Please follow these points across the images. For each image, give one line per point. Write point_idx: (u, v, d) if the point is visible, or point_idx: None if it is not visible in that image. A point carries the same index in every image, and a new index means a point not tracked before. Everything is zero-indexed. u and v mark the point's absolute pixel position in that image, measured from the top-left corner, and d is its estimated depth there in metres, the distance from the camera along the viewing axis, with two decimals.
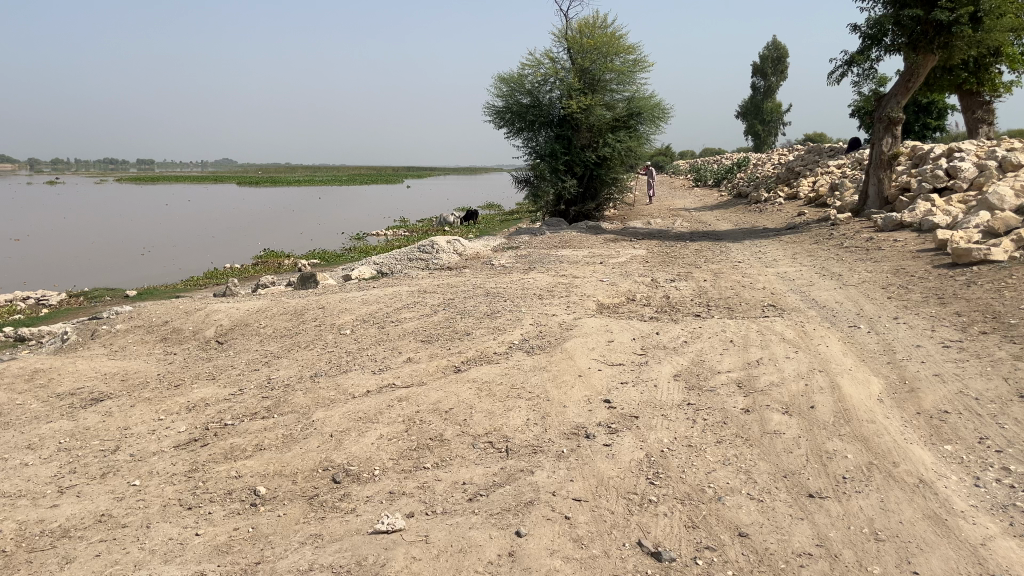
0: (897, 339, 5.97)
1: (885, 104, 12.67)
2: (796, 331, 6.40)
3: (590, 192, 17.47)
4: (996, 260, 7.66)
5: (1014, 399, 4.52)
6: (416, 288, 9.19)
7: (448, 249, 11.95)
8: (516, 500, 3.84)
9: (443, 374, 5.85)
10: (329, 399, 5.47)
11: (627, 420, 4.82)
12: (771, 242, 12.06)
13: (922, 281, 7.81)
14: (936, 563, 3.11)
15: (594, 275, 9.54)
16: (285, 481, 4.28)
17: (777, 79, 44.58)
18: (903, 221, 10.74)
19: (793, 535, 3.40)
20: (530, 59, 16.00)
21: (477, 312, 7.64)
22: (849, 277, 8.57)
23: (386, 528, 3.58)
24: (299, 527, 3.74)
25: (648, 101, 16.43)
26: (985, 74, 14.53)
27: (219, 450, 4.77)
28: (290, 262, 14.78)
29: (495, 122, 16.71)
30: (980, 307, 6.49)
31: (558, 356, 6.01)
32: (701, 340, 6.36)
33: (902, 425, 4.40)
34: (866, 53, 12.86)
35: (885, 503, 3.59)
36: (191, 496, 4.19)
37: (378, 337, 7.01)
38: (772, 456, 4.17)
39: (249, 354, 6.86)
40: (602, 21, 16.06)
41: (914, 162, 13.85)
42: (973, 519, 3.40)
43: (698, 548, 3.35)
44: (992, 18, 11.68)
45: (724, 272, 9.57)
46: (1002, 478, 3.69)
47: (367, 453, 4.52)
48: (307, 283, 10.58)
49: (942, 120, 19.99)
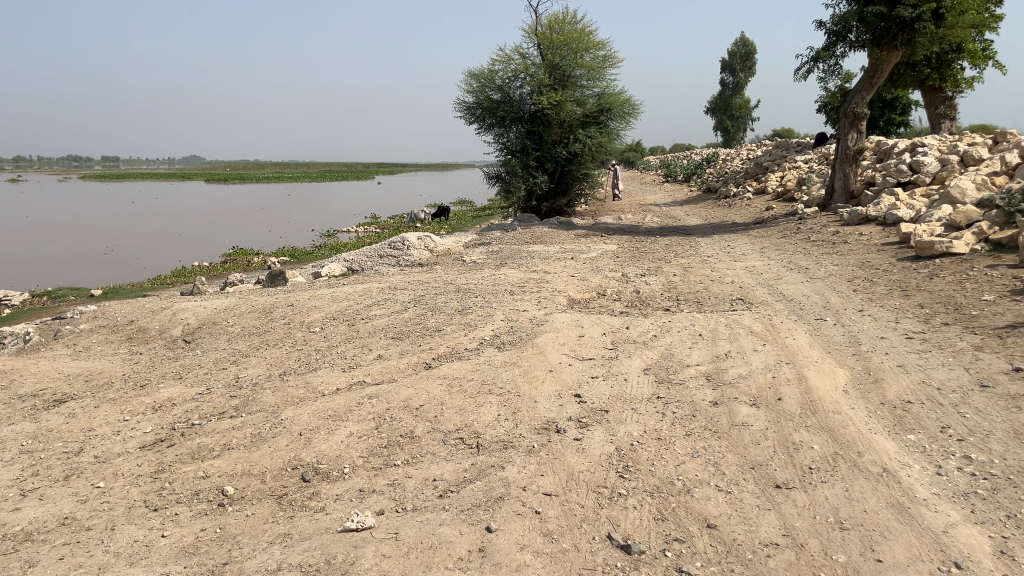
0: (862, 331, 6.06)
1: (851, 100, 12.82)
2: (763, 324, 6.47)
3: (562, 188, 17.52)
4: (958, 253, 7.79)
5: (975, 389, 4.61)
6: (386, 284, 9.14)
7: (419, 246, 11.90)
8: (487, 495, 3.84)
9: (414, 371, 5.83)
10: (298, 397, 5.42)
11: (597, 414, 4.84)
12: (739, 237, 12.17)
13: (887, 273, 7.93)
14: (900, 551, 3.16)
15: (566, 271, 9.57)
16: (254, 480, 4.25)
17: (746, 75, 44.98)
18: (868, 215, 10.90)
19: (760, 526, 3.44)
20: (500, 55, 15.97)
21: (448, 308, 7.62)
22: (817, 270, 8.69)
23: (356, 525, 3.57)
24: (268, 526, 3.71)
25: (618, 97, 16.53)
26: (947, 69, 14.79)
27: (186, 450, 4.71)
28: (260, 259, 14.64)
29: (466, 117, 16.64)
30: (943, 299, 6.60)
31: (529, 352, 6.04)
32: (670, 334, 6.41)
33: (867, 416, 4.47)
34: (831, 50, 13.01)
35: (850, 493, 3.64)
36: (157, 497, 4.13)
37: (348, 334, 6.96)
38: (741, 447, 4.22)
39: (217, 353, 6.78)
40: (572, 17, 16.09)
41: (879, 157, 14.09)
42: (935, 507, 3.46)
43: (667, 540, 3.38)
44: (954, 14, 11.82)
45: (694, 266, 9.66)
46: (963, 467, 3.76)
47: (336, 451, 4.50)
48: (276, 280, 10.48)
49: (906, 115, 20.34)
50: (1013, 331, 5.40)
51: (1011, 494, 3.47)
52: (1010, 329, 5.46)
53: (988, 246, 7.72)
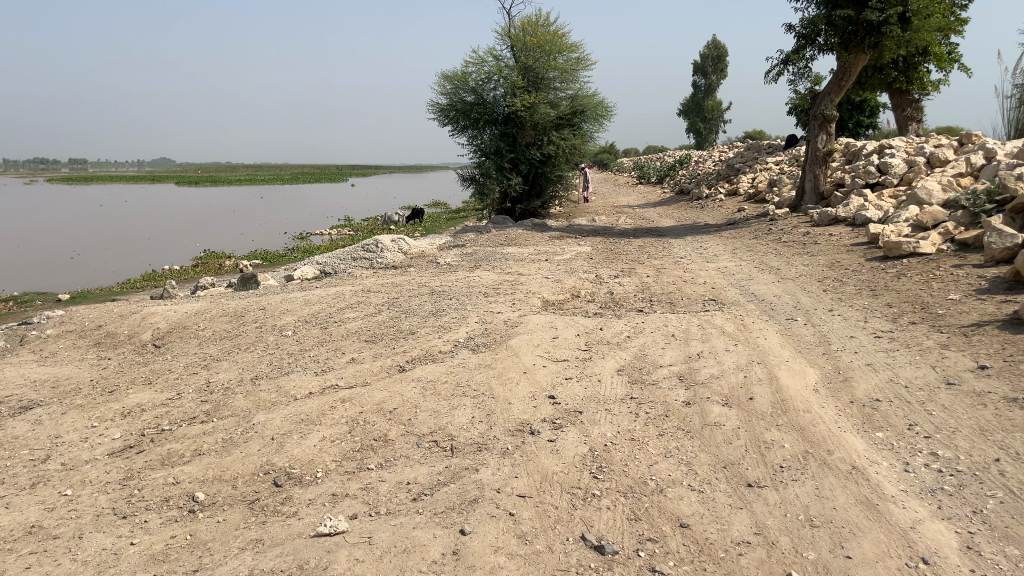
0: (832, 331, 6.13)
1: (820, 102, 12.99)
2: (735, 325, 6.52)
3: (536, 190, 17.56)
4: (925, 254, 7.92)
5: (941, 386, 4.68)
6: (359, 287, 9.09)
7: (393, 248, 11.87)
8: (461, 498, 3.83)
9: (388, 374, 5.81)
10: (270, 402, 5.37)
11: (571, 415, 4.85)
12: (711, 238, 12.28)
13: (857, 273, 8.04)
14: (868, 547, 3.20)
15: (540, 273, 9.58)
16: (225, 486, 4.20)
17: (717, 77, 45.42)
18: (837, 216, 11.04)
19: (732, 524, 3.47)
20: (473, 57, 15.96)
21: (422, 310, 7.61)
22: (787, 271, 8.77)
23: (329, 530, 3.54)
24: (239, 532, 3.67)
25: (591, 100, 16.63)
26: (914, 72, 15.02)
27: (156, 456, 4.65)
28: (232, 262, 14.51)
29: (439, 119, 16.59)
30: (910, 298, 6.70)
31: (503, 354, 6.04)
32: (644, 334, 6.44)
33: (837, 414, 4.53)
34: (800, 53, 13.16)
35: (820, 491, 3.69)
36: (126, 504, 4.07)
37: (321, 338, 6.92)
38: (713, 447, 4.25)
39: (187, 358, 6.70)
40: (544, 19, 16.13)
41: (848, 159, 14.28)
42: (902, 503, 3.51)
43: (640, 540, 3.39)
44: (920, 18, 12.01)
45: (667, 267, 9.72)
46: (930, 463, 3.83)
47: (309, 455, 4.47)
48: (248, 284, 10.38)
49: (874, 118, 20.65)
50: (978, 329, 5.50)
51: (976, 489, 3.54)
52: (975, 327, 5.55)
53: (953, 246, 7.85)
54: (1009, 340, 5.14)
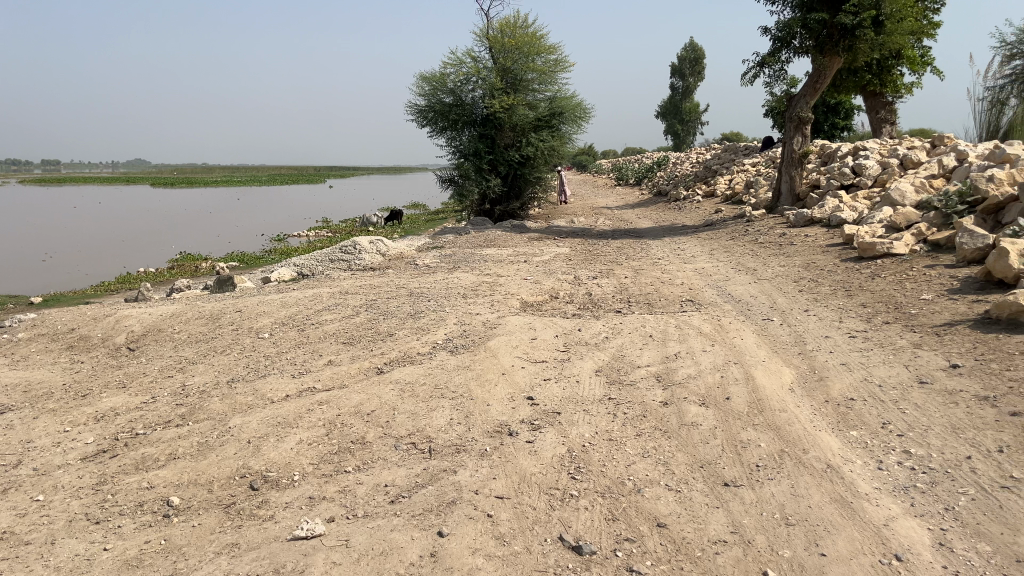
0: (808, 331, 6.19)
1: (795, 104, 13.12)
2: (712, 325, 6.56)
3: (514, 191, 17.57)
4: (898, 254, 8.01)
5: (914, 385, 4.75)
6: (337, 289, 9.05)
7: (371, 250, 11.83)
8: (439, 500, 3.83)
9: (365, 376, 5.79)
10: (247, 404, 5.33)
11: (549, 416, 4.86)
12: (689, 239, 12.35)
13: (832, 274, 8.13)
14: (842, 544, 3.24)
15: (519, 274, 9.58)
16: (201, 490, 4.16)
17: (695, 79, 45.72)
18: (813, 218, 11.14)
19: (708, 523, 3.49)
20: (451, 59, 15.94)
21: (400, 312, 7.58)
22: (764, 271, 8.85)
23: (306, 533, 3.52)
24: (214, 537, 3.64)
25: (569, 101, 16.69)
26: (887, 75, 15.20)
27: (130, 461, 4.60)
28: (209, 264, 14.39)
29: (417, 121, 16.54)
30: (884, 298, 6.78)
31: (481, 355, 6.04)
32: (622, 335, 6.47)
33: (812, 413, 4.57)
34: (776, 55, 13.28)
35: (795, 489, 3.72)
36: (99, 509, 4.02)
37: (298, 340, 6.87)
38: (690, 447, 4.28)
39: (162, 361, 6.63)
40: (522, 21, 16.16)
41: (824, 161, 14.43)
42: (876, 501, 3.55)
43: (618, 540, 3.40)
44: (893, 21, 12.16)
45: (645, 268, 9.76)
46: (903, 461, 3.87)
47: (286, 458, 4.44)
48: (224, 286, 10.30)
49: (849, 120, 20.88)
50: (950, 329, 5.57)
51: (948, 487, 3.59)
52: (948, 327, 5.63)
53: (926, 247, 7.96)
54: (980, 339, 5.21)
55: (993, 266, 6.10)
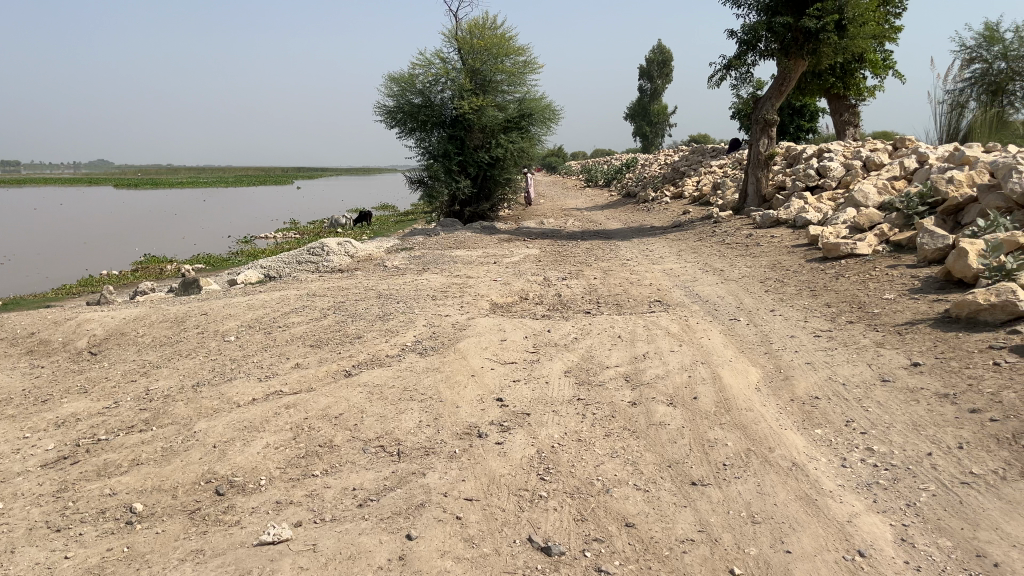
0: (774, 331, 6.25)
1: (761, 107, 13.29)
2: (680, 325, 6.61)
3: (484, 192, 17.57)
4: (862, 254, 8.14)
5: (877, 383, 4.83)
6: (304, 291, 8.98)
7: (339, 251, 11.75)
8: (407, 503, 3.81)
9: (333, 379, 5.74)
10: (212, 408, 5.26)
11: (519, 417, 4.86)
12: (657, 240, 12.44)
13: (797, 274, 8.24)
14: (807, 541, 3.28)
15: (489, 275, 9.58)
16: (165, 496, 4.10)
17: (662, 82, 46.13)
18: (779, 219, 11.28)
19: (676, 522, 3.51)
20: (420, 59, 15.88)
21: (369, 314, 7.54)
22: (731, 272, 8.93)
23: (273, 538, 3.48)
24: (178, 543, 3.58)
25: (538, 103, 16.74)
26: (850, 79, 15.43)
27: (92, 467, 4.52)
28: (174, 266, 14.18)
29: (386, 121, 16.44)
30: (848, 298, 6.87)
31: (451, 357, 6.02)
32: (591, 336, 6.49)
33: (778, 412, 4.62)
34: (742, 58, 13.43)
35: (761, 487, 3.76)
36: (60, 517, 3.94)
37: (265, 343, 6.79)
38: (658, 446, 4.31)
39: (125, 365, 6.52)
40: (491, 22, 16.17)
41: (789, 162, 14.63)
42: (840, 498, 3.60)
43: (587, 540, 3.42)
44: (856, 26, 12.26)
45: (614, 269, 9.80)
46: (866, 458, 3.93)
47: (252, 463, 4.39)
48: (189, 288, 10.16)
49: (813, 122, 21.20)
50: (912, 328, 5.67)
51: (909, 483, 3.65)
52: (909, 325, 5.73)
53: (889, 247, 8.10)
54: (940, 338, 5.31)
55: (953, 265, 6.22)
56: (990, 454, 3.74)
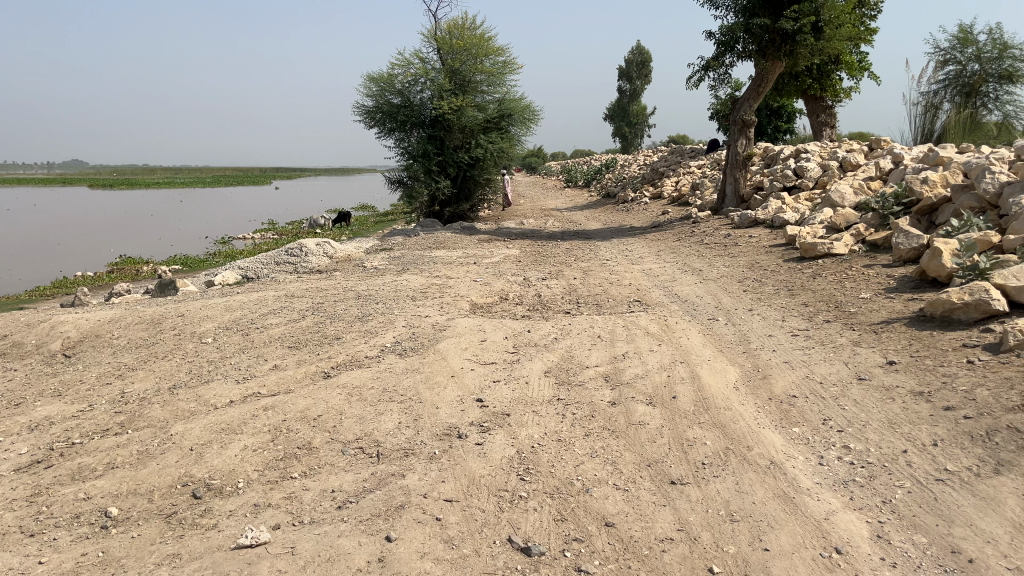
0: (751, 330, 6.29)
1: (739, 107, 13.39)
2: (659, 325, 6.64)
3: (464, 193, 17.55)
4: (838, 254, 8.22)
5: (853, 382, 4.87)
6: (283, 292, 8.92)
7: (318, 252, 11.68)
8: (387, 504, 3.79)
9: (312, 380, 5.71)
10: (189, 411, 5.21)
11: (499, 418, 4.85)
12: (637, 241, 12.48)
13: (775, 274, 8.30)
14: (785, 539, 3.30)
15: (468, 276, 9.57)
16: (141, 500, 4.05)
17: (641, 82, 46.32)
18: (756, 219, 11.36)
19: (655, 522, 3.52)
20: (399, 59, 15.83)
21: (348, 315, 7.51)
22: (709, 272, 8.98)
23: (250, 541, 3.45)
24: (155, 548, 3.54)
25: (518, 103, 16.75)
26: (827, 80, 15.56)
27: (66, 471, 4.46)
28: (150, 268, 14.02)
29: (365, 122, 16.36)
30: (825, 298, 6.93)
31: (431, 358, 6.00)
32: (571, 336, 6.50)
33: (756, 411, 4.65)
34: (720, 59, 13.52)
35: (739, 486, 3.78)
36: (34, 522, 3.89)
37: (242, 345, 6.73)
38: (637, 446, 4.32)
39: (100, 367, 6.44)
40: (470, 22, 16.16)
41: (766, 162, 14.75)
42: (818, 495, 3.63)
43: (566, 540, 3.42)
44: (832, 27, 12.42)
45: (593, 269, 9.82)
46: (843, 456, 3.97)
47: (230, 465, 4.35)
48: (165, 290, 10.06)
49: (791, 123, 21.39)
50: (887, 326, 5.74)
51: (885, 480, 3.69)
52: (885, 325, 5.79)
53: (865, 247, 8.19)
54: (915, 336, 5.37)
55: (928, 265, 6.29)
56: (964, 451, 3.79)
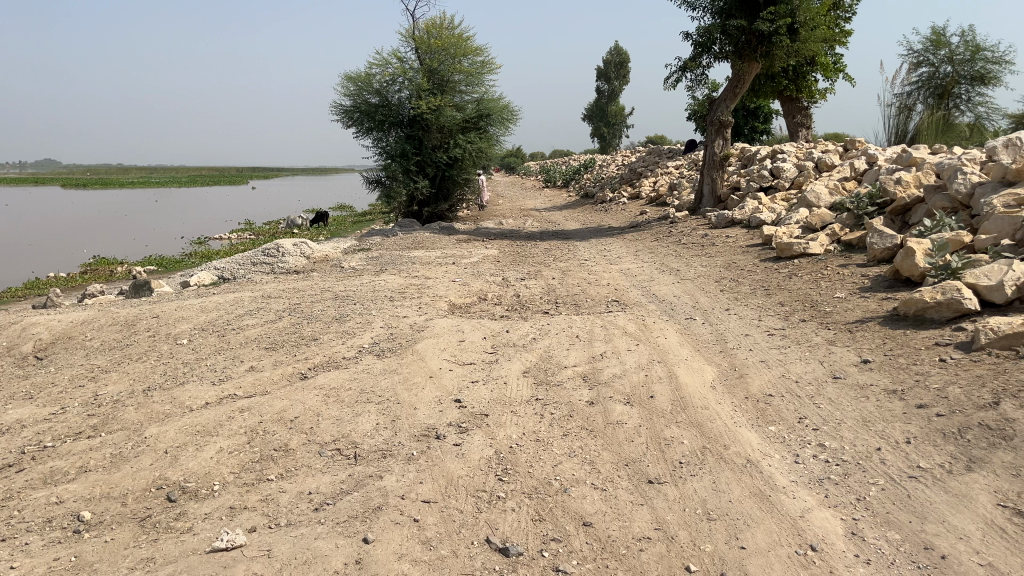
0: (728, 330, 6.33)
1: (716, 108, 13.48)
2: (636, 325, 6.66)
3: (442, 193, 17.53)
4: (814, 254, 8.29)
5: (828, 380, 4.92)
6: (260, 293, 8.85)
7: (295, 252, 11.60)
8: (365, 506, 3.77)
9: (289, 382, 5.66)
10: (164, 413, 5.16)
11: (477, 419, 4.84)
12: (615, 241, 12.52)
13: (751, 273, 8.36)
14: (761, 537, 3.32)
15: (447, 276, 9.54)
16: (114, 504, 4.00)
17: (620, 83, 46.52)
18: (733, 219, 11.44)
19: (633, 521, 3.54)
20: (377, 59, 15.76)
21: (325, 316, 7.47)
22: (687, 271, 9.03)
23: (226, 545, 3.42)
24: (128, 552, 3.50)
25: (496, 103, 16.75)
26: (802, 81, 15.70)
27: (38, 475, 4.39)
28: (124, 268, 13.86)
29: (343, 121, 16.27)
30: (800, 297, 6.99)
31: (409, 358, 5.98)
32: (549, 336, 6.51)
33: (733, 409, 4.68)
34: (697, 60, 13.59)
35: (716, 485, 3.80)
36: (4, 527, 3.82)
37: (218, 346, 6.68)
38: (615, 446, 4.32)
39: (73, 369, 6.35)
40: (449, 22, 16.12)
41: (743, 163, 14.87)
42: (793, 493, 3.66)
43: (544, 540, 3.42)
44: (808, 29, 12.54)
45: (572, 269, 9.85)
46: (818, 454, 4.01)
47: (205, 468, 4.30)
48: (140, 291, 9.94)
49: (767, 124, 21.58)
50: (861, 326, 5.80)
51: (860, 478, 3.72)
52: (859, 324, 5.86)
53: (839, 247, 8.27)
54: (889, 335, 5.43)
55: (901, 265, 6.35)
56: (937, 448, 3.84)
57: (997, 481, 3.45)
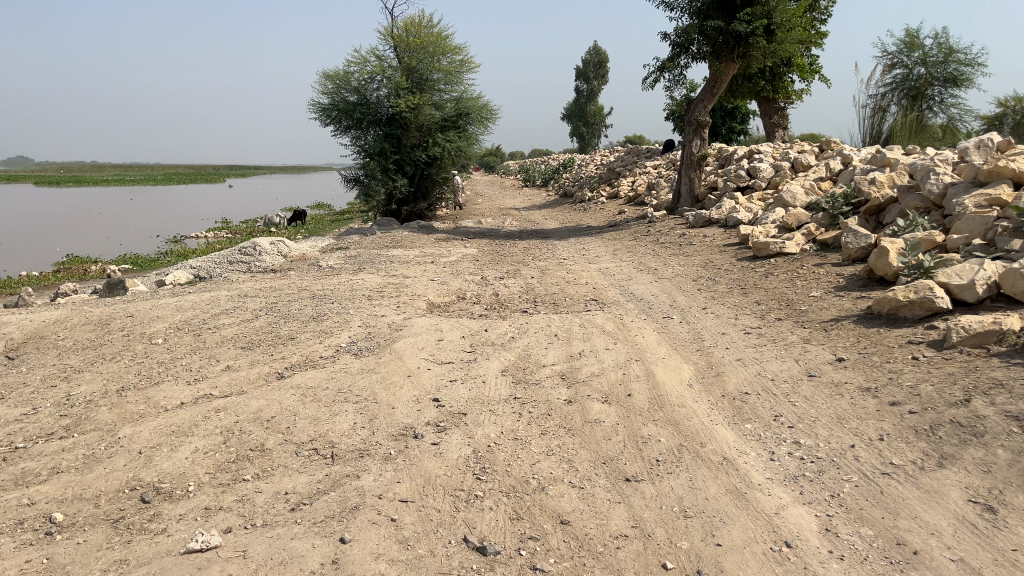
0: (705, 329, 6.37)
1: (694, 108, 13.55)
2: (614, 324, 6.68)
3: (421, 192, 17.48)
4: (790, 253, 8.36)
5: (804, 378, 4.96)
6: (236, 291, 8.77)
7: (272, 251, 11.52)
8: (342, 506, 3.75)
9: (265, 381, 5.61)
10: (138, 413, 5.10)
11: (455, 417, 4.84)
12: (594, 240, 12.53)
13: (728, 272, 8.42)
14: (736, 534, 3.35)
15: (425, 275, 9.50)
16: (87, 505, 3.95)
17: (599, 83, 46.61)
18: (711, 219, 11.51)
19: (611, 518, 3.55)
20: (355, 57, 15.68)
21: (302, 315, 7.42)
22: (664, 271, 9.08)
23: (201, 546, 3.39)
24: (101, 553, 3.46)
25: (475, 102, 16.76)
26: (779, 82, 15.84)
27: (9, 476, 4.33)
28: (98, 267, 13.67)
29: (321, 119, 16.16)
30: (776, 296, 7.05)
31: (387, 358, 5.96)
32: (527, 335, 6.51)
33: (709, 408, 4.71)
34: (675, 60, 13.65)
35: (693, 482, 3.82)
36: None
37: (194, 345, 6.62)
38: (593, 444, 4.33)
39: (45, 369, 6.25)
40: (428, 20, 16.07)
41: (720, 162, 14.96)
42: (768, 490, 3.69)
43: (521, 539, 3.42)
44: (784, 30, 12.64)
45: (550, 268, 9.86)
46: (793, 452, 4.04)
47: (180, 469, 4.26)
48: (114, 290, 9.81)
49: (744, 124, 21.73)
50: (836, 324, 5.86)
51: (834, 474, 3.76)
52: (834, 322, 5.92)
53: (815, 246, 8.34)
54: (862, 334, 5.49)
55: (875, 264, 6.42)
56: (910, 445, 3.88)
57: (968, 478, 3.50)
